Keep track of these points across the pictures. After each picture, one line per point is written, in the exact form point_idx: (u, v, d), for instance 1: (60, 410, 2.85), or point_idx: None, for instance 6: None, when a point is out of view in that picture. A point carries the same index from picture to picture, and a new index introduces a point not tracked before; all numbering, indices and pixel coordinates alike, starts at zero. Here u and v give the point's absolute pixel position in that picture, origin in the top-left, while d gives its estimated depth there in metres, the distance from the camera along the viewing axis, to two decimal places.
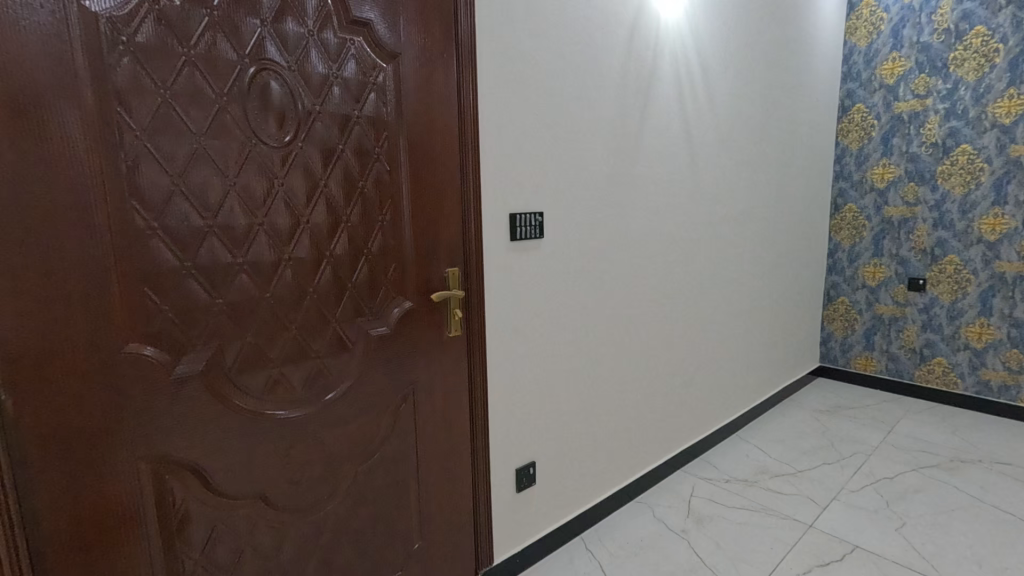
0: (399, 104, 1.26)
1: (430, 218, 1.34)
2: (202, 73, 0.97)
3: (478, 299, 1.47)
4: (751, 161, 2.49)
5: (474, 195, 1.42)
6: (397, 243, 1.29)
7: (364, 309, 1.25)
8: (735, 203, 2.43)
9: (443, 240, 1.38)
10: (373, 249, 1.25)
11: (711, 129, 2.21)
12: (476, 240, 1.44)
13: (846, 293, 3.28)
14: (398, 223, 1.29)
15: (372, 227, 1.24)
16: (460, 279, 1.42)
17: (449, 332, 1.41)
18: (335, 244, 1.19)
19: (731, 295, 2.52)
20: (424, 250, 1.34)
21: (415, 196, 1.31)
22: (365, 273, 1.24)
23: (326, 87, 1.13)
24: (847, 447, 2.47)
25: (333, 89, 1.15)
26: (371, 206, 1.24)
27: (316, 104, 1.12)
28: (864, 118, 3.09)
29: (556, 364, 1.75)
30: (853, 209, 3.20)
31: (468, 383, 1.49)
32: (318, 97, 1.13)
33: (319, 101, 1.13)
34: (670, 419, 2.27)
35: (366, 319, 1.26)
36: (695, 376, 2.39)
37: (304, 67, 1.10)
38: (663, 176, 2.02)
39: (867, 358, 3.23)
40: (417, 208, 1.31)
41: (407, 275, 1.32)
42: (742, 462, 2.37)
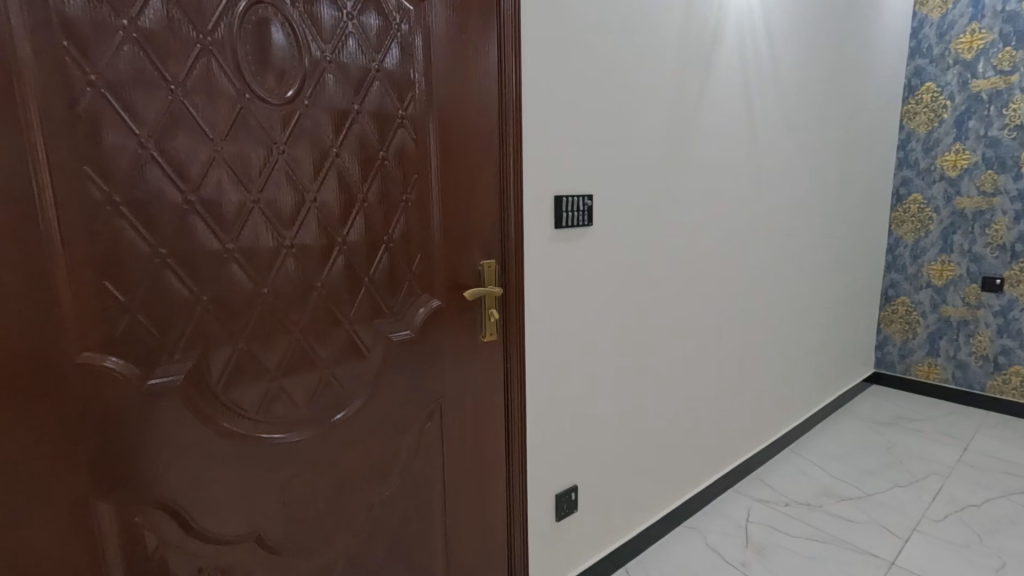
0: (428, 58, 1.03)
1: (462, 200, 1.11)
2: (180, 3, 0.75)
3: (517, 297, 1.24)
4: (815, 144, 2.22)
5: (515, 172, 1.19)
6: (424, 229, 1.07)
7: (384, 309, 1.03)
8: (797, 191, 2.16)
9: (478, 226, 1.15)
10: (395, 236, 1.03)
11: (775, 105, 1.94)
12: (516, 226, 1.21)
13: (907, 293, 2.98)
14: (426, 204, 1.06)
15: (395, 210, 1.02)
16: (496, 273, 1.19)
17: (483, 335, 1.19)
18: (349, 228, 0.97)
19: (788, 294, 2.26)
20: (455, 237, 1.12)
21: (445, 173, 1.08)
22: (386, 264, 1.02)
23: (339, 32, 0.91)
24: (919, 466, 2.19)
25: (348, 35, 0.92)
26: (393, 184, 1.01)
27: (326, 53, 0.90)
28: (934, 98, 2.77)
29: (601, 373, 1.52)
30: (918, 200, 2.89)
31: (505, 396, 1.27)
32: (330, 44, 0.90)
33: (330, 49, 0.90)
34: (720, 432, 2.02)
35: (385, 320, 1.04)
36: (749, 384, 2.14)
37: (312, 5, 0.87)
38: (723, 158, 1.77)
39: (930, 365, 2.93)
40: (447, 187, 1.09)
41: (435, 268, 1.10)
42: (801, 481, 2.12)
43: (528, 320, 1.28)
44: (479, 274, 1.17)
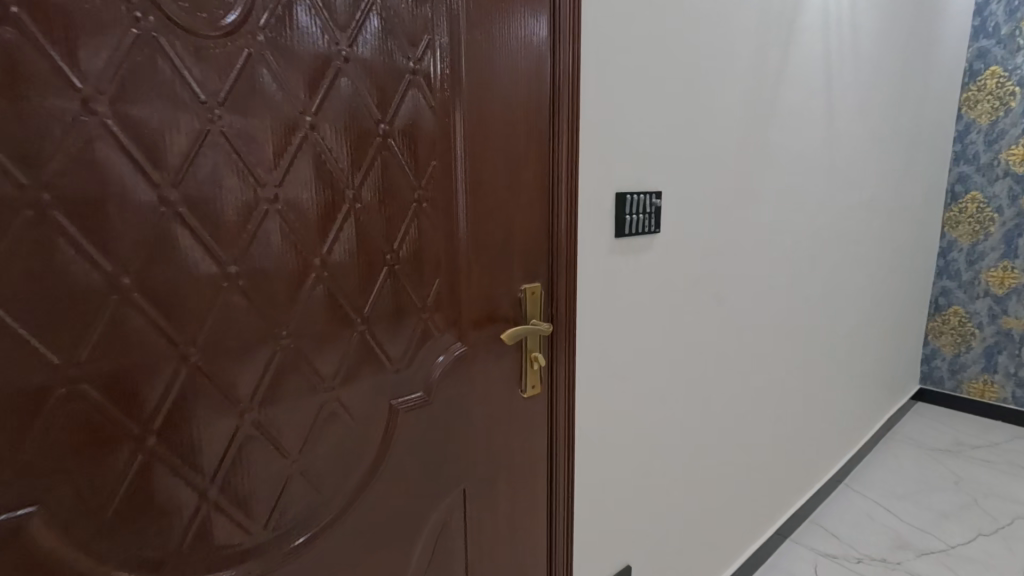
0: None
1: (498, 197, 0.77)
2: None
3: (567, 331, 0.91)
4: (886, 133, 1.90)
5: (568, 159, 0.85)
6: (445, 242, 0.73)
7: (386, 362, 0.69)
8: (866, 189, 1.85)
9: (520, 237, 0.81)
10: (403, 252, 0.69)
11: (853, 85, 1.61)
12: (567, 234, 0.87)
13: (961, 301, 2.69)
14: (448, 204, 0.72)
15: (404, 212, 0.68)
16: (542, 300, 0.86)
17: (523, 391, 0.87)
18: (333, 243, 0.62)
19: (850, 306, 1.96)
20: (488, 252, 0.78)
21: (475, 159, 0.74)
22: (390, 294, 0.68)
23: None
24: (999, 508, 1.90)
25: None
26: (401, 174, 0.67)
27: None
28: (1000, 84, 2.46)
29: (659, 418, 1.20)
30: (977, 198, 2.59)
31: (546, 462, 0.94)
32: None
33: None
34: (780, 472, 1.71)
35: (389, 378, 0.70)
36: (809, 413, 1.84)
37: None
38: (800, 147, 1.45)
39: (985, 383, 2.65)
40: (478, 180, 0.75)
41: (460, 298, 0.76)
42: (869, 527, 1.81)
43: (578, 359, 0.95)
44: (518, 301, 0.83)
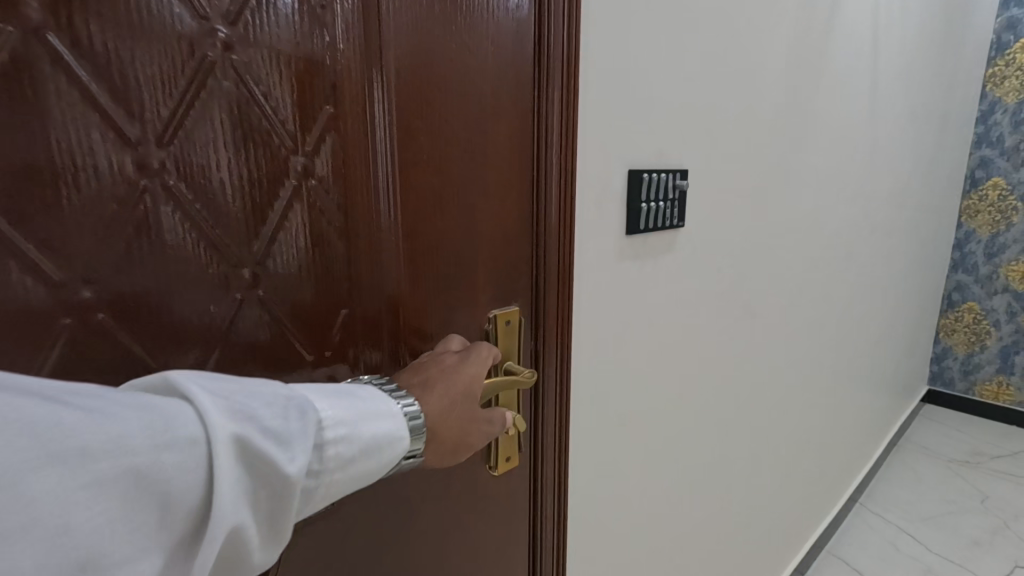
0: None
1: (451, 174, 0.48)
2: None
3: (557, 372, 0.63)
4: (921, 109, 1.64)
5: (564, 116, 0.56)
6: (360, 248, 0.44)
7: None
8: (899, 173, 1.60)
9: (487, 237, 0.53)
10: (279, 266, 0.39)
11: (898, 45, 1.34)
12: (560, 231, 0.59)
13: (977, 297, 2.49)
14: (364, 185, 0.43)
15: (277, 194, 0.38)
16: (518, 334, 0.58)
17: (492, 467, 0.60)
18: (116, 255, 0.32)
19: (874, 307, 1.72)
20: (435, 262, 0.49)
21: (412, 108, 0.44)
22: (254, 341, 0.39)
23: None
24: None
25: None
26: (266, 125, 0.37)
27: None
28: None
29: (674, 464, 0.93)
30: (999, 184, 2.37)
31: (524, 552, 0.67)
32: None
33: None
34: (799, 500, 1.48)
35: None
36: (830, 431, 1.60)
37: None
38: (843, 118, 1.17)
39: (1000, 385, 2.46)
40: (418, 145, 0.45)
41: (391, 335, 0.47)
42: (893, 560, 1.60)
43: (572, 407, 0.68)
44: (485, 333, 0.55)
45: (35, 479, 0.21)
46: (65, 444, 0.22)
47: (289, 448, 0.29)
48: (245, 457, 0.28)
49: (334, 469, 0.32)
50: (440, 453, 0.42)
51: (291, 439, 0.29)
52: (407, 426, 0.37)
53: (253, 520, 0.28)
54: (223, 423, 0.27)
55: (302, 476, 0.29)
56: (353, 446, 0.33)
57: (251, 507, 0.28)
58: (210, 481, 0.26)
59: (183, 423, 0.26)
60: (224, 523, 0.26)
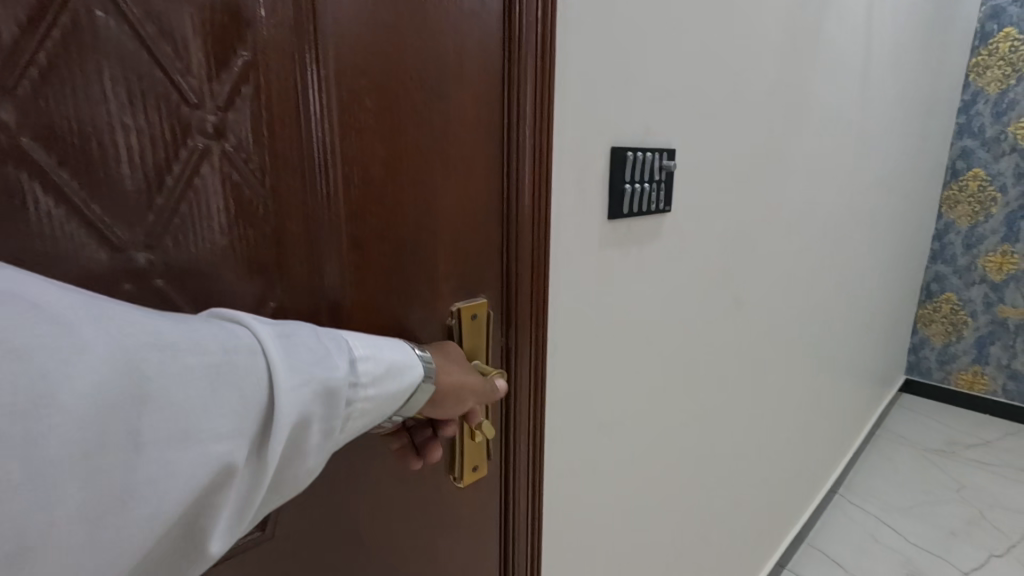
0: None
1: (406, 148, 0.41)
2: None
3: (529, 372, 0.57)
4: (908, 96, 1.61)
5: (539, 85, 0.49)
6: (294, 232, 0.37)
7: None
8: (885, 161, 1.56)
9: (450, 222, 0.46)
10: (189, 254, 0.32)
11: (890, 27, 1.30)
12: (535, 217, 0.52)
13: (955, 288, 2.50)
14: (297, 158, 0.36)
15: (181, 165, 0.31)
16: (485, 331, 0.51)
17: (458, 478, 0.54)
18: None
19: (857, 298, 1.70)
20: (387, 250, 0.42)
21: (356, 68, 0.37)
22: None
23: None
24: (1009, 521, 1.72)
25: None
26: (163, 77, 0.30)
27: None
28: (1014, 48, 2.21)
29: (656, 463, 0.88)
30: (979, 175, 2.37)
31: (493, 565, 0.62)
32: None
33: None
34: (780, 494, 1.46)
35: None
36: (812, 423, 1.58)
37: None
38: (834, 101, 1.12)
39: (975, 374, 2.48)
40: (364, 112, 0.38)
41: (335, 334, 0.41)
42: (871, 551, 1.59)
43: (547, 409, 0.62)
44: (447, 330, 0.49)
45: (137, 363, 0.23)
46: (147, 334, 0.23)
47: (329, 358, 0.29)
48: (296, 363, 0.28)
49: (368, 387, 0.31)
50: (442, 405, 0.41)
51: (336, 358, 0.30)
52: (419, 356, 0.37)
53: (311, 426, 0.28)
54: (271, 340, 0.28)
55: (346, 382, 0.30)
56: (380, 365, 0.33)
57: (312, 410, 0.28)
58: (269, 382, 0.27)
59: (241, 335, 0.27)
60: (286, 422, 0.27)
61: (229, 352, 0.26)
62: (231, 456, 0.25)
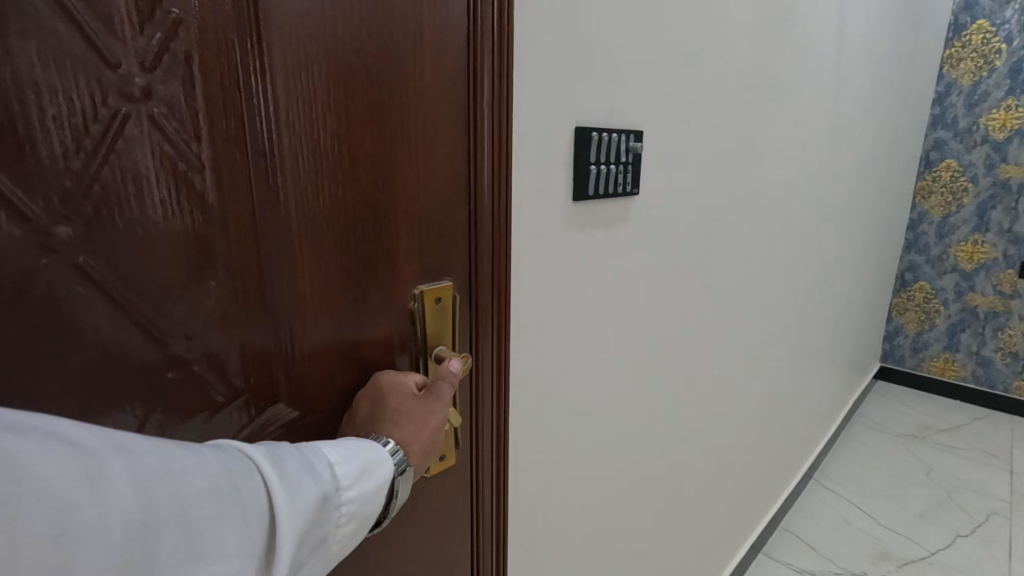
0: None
1: (362, 129, 0.40)
2: None
3: (493, 354, 0.56)
4: (882, 85, 1.63)
5: (497, 65, 0.48)
6: (236, 211, 0.36)
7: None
8: (859, 149, 1.58)
9: (410, 206, 0.45)
10: (116, 225, 0.31)
11: (863, 15, 1.30)
12: (496, 202, 0.51)
13: (927, 277, 2.55)
14: (241, 133, 0.35)
15: (105, 130, 0.30)
16: (448, 310, 0.50)
17: (424, 470, 0.53)
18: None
19: (831, 286, 1.72)
20: (343, 234, 0.41)
21: (305, 39, 0.36)
22: (82, 322, 0.31)
23: None
24: (974, 502, 1.77)
25: None
26: (75, 29, 0.28)
27: None
28: (986, 40, 2.25)
29: (627, 448, 0.89)
30: (952, 165, 2.41)
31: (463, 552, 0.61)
32: None
33: None
34: (755, 479, 1.47)
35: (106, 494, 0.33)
36: (786, 409, 1.60)
37: None
38: (807, 88, 1.13)
39: (946, 361, 2.55)
40: (315, 88, 0.37)
41: (285, 318, 0.40)
42: (844, 533, 1.63)
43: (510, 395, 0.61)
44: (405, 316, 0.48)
45: (162, 486, 0.26)
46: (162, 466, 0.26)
47: (315, 468, 0.33)
48: (288, 479, 0.31)
49: (351, 488, 0.35)
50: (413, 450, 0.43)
51: (326, 467, 0.34)
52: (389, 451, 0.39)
53: (309, 533, 0.32)
54: (267, 455, 0.32)
55: (335, 487, 0.34)
56: (356, 466, 0.36)
57: (308, 521, 0.32)
58: (268, 500, 0.30)
59: (238, 455, 0.31)
60: (288, 536, 0.30)
61: (231, 473, 0.29)
62: (243, 567, 0.28)
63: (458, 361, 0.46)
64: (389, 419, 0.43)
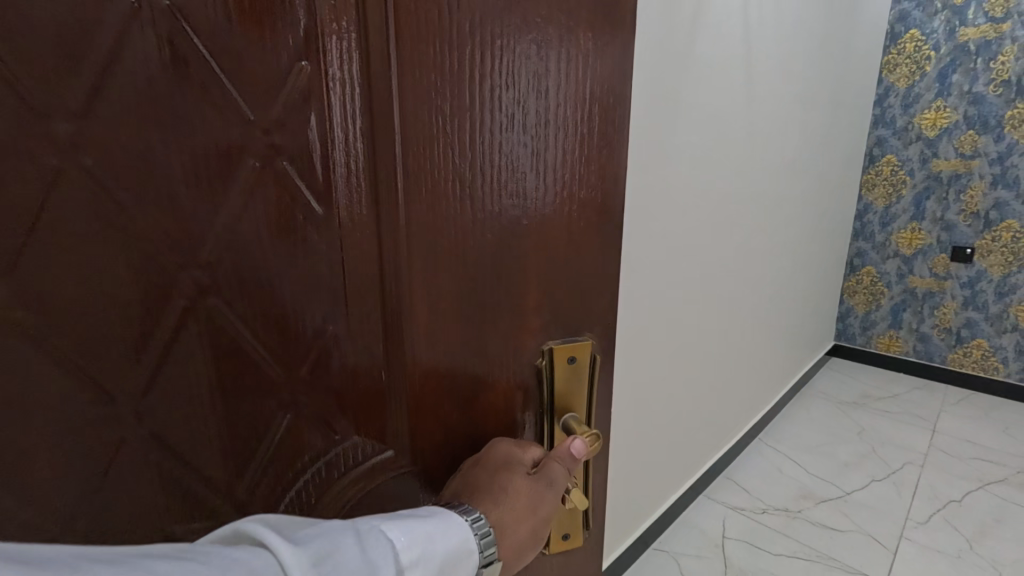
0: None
1: (476, 183, 0.42)
2: None
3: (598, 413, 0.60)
4: (807, 93, 1.88)
5: (602, 114, 0.49)
6: (354, 258, 0.41)
7: (228, 459, 0.42)
8: (785, 149, 1.83)
9: (521, 255, 0.47)
10: (267, 273, 0.39)
11: (773, 40, 1.56)
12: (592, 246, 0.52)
13: (874, 262, 2.81)
14: (365, 191, 0.39)
15: (261, 205, 0.38)
16: (582, 372, 0.55)
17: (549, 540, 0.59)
18: (43, 244, 0.31)
19: (769, 269, 1.97)
20: (455, 283, 0.44)
21: (423, 98, 0.38)
22: (228, 342, 0.40)
23: None
24: (895, 454, 2.04)
25: None
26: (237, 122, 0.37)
27: None
28: (918, 48, 2.51)
29: None
30: (892, 161, 2.67)
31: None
32: None
33: None
34: (695, 433, 1.73)
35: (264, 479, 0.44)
36: (726, 375, 1.85)
37: None
38: (716, 103, 1.39)
39: (891, 338, 2.81)
40: (432, 146, 0.39)
41: (403, 357, 0.43)
42: (776, 480, 1.89)
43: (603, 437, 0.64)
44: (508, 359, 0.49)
45: None
46: None
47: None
48: None
49: None
50: (516, 532, 0.48)
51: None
52: (472, 530, 0.43)
53: None
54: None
55: None
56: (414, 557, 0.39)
57: None
58: None
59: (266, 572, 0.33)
60: None
61: None
62: None
63: (584, 444, 0.51)
64: (502, 494, 0.47)
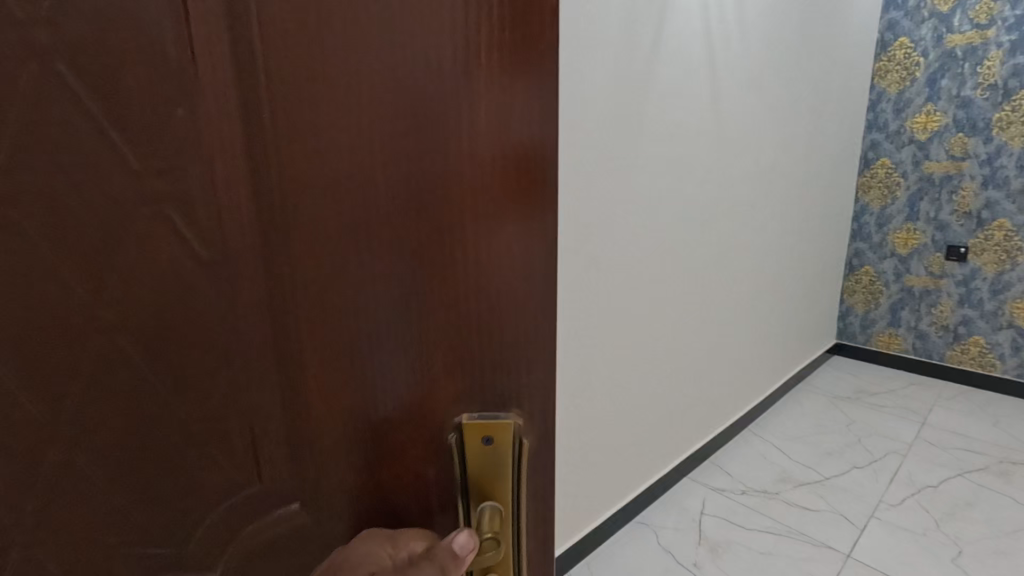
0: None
1: (374, 192, 0.36)
2: None
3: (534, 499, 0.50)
4: (785, 103, 2.02)
5: (540, 148, 0.42)
6: (241, 278, 0.33)
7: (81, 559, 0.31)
8: (761, 157, 1.97)
9: (447, 288, 0.40)
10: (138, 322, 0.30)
11: (740, 58, 1.72)
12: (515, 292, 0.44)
13: (871, 262, 2.88)
14: (257, 190, 0.33)
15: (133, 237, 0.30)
16: (503, 456, 0.45)
17: None
18: None
19: (752, 267, 2.10)
20: (348, 305, 0.37)
21: (305, 65, 0.32)
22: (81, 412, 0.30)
23: None
24: (879, 445, 2.13)
25: None
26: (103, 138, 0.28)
27: None
28: (907, 55, 2.60)
29: None
30: (886, 164, 2.75)
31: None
32: None
33: None
34: (678, 419, 1.87)
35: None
36: (709, 367, 1.99)
37: None
38: (681, 118, 1.56)
39: (891, 336, 2.87)
40: (317, 141, 0.33)
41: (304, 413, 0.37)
42: (759, 465, 2.01)
43: (537, 549, 0.51)
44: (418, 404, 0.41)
45: None
46: None
47: None
48: None
49: None
50: None
51: None
52: None
53: None
54: None
55: None
56: None
57: None
58: None
59: None
60: None
61: None
62: None
63: (469, 540, 0.42)
64: None
